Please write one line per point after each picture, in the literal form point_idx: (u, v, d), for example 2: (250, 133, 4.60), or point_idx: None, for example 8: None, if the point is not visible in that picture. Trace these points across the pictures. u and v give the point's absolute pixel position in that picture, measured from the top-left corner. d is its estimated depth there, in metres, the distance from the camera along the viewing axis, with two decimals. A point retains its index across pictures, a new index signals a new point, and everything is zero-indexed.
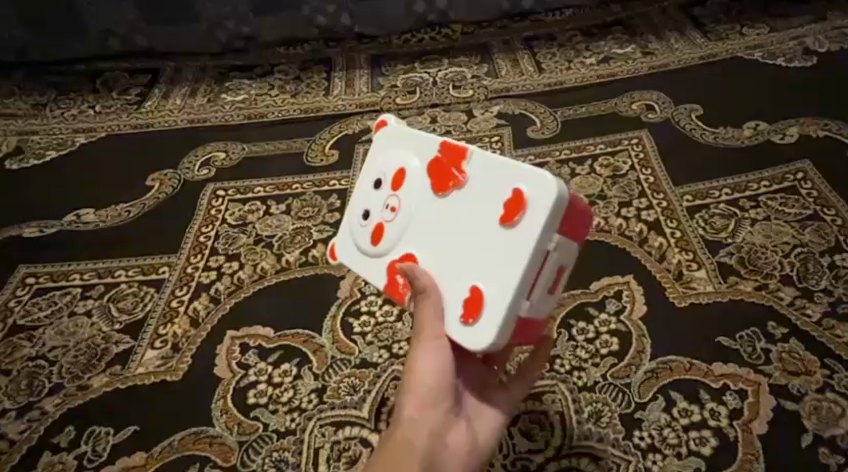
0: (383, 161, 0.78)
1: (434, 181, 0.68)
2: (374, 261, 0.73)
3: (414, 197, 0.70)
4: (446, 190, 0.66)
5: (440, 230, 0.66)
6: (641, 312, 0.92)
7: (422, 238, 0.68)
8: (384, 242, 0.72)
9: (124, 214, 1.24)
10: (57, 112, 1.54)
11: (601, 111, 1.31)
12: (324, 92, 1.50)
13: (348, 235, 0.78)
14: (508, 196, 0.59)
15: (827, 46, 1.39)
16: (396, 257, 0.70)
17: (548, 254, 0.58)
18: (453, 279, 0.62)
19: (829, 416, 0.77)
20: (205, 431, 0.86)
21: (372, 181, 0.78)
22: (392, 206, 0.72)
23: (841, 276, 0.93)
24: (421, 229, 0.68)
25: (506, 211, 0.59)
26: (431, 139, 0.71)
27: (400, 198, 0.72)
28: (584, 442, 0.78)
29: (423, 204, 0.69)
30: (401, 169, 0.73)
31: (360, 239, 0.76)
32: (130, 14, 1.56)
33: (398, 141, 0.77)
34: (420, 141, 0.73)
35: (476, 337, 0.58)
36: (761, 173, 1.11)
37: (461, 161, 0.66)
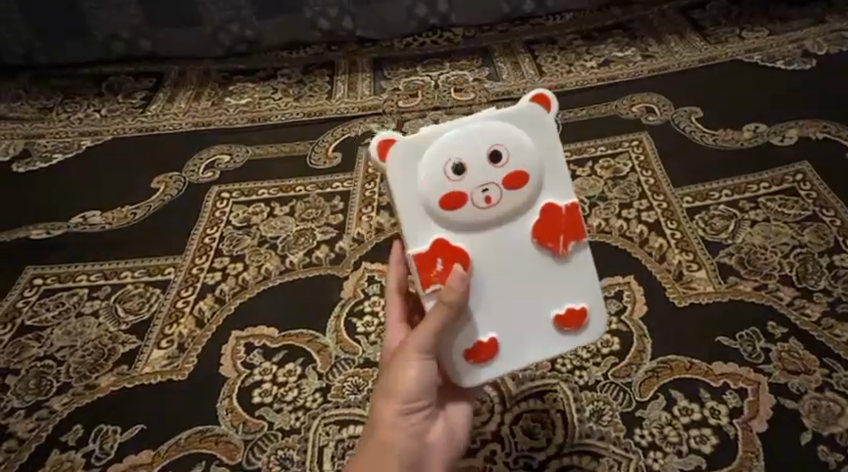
0: (512, 126, 0.61)
1: (538, 220, 0.62)
2: (425, 220, 0.60)
3: (507, 214, 0.61)
4: (543, 243, 0.62)
5: (500, 256, 0.62)
6: (641, 312, 0.93)
7: (489, 247, 0.62)
8: (451, 218, 0.60)
9: (130, 216, 1.25)
10: (63, 116, 1.56)
11: (602, 113, 1.33)
12: (327, 95, 1.52)
13: (418, 163, 0.59)
14: (571, 306, 0.64)
15: (826, 49, 1.40)
16: (449, 241, 0.61)
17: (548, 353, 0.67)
18: (488, 313, 0.62)
19: (828, 414, 0.77)
20: (211, 430, 0.87)
21: (490, 134, 0.60)
22: (488, 199, 0.60)
23: (840, 276, 0.94)
24: (487, 242, 0.62)
25: (566, 316, 0.64)
26: (566, 187, 0.63)
27: (499, 201, 0.60)
28: (586, 440, 0.79)
29: (506, 230, 0.62)
30: (525, 172, 0.60)
31: (432, 177, 0.59)
32: (135, 19, 1.56)
33: (540, 131, 0.61)
34: (557, 172, 0.63)
35: (474, 376, 0.63)
36: (761, 174, 1.12)
37: (573, 237, 0.63)
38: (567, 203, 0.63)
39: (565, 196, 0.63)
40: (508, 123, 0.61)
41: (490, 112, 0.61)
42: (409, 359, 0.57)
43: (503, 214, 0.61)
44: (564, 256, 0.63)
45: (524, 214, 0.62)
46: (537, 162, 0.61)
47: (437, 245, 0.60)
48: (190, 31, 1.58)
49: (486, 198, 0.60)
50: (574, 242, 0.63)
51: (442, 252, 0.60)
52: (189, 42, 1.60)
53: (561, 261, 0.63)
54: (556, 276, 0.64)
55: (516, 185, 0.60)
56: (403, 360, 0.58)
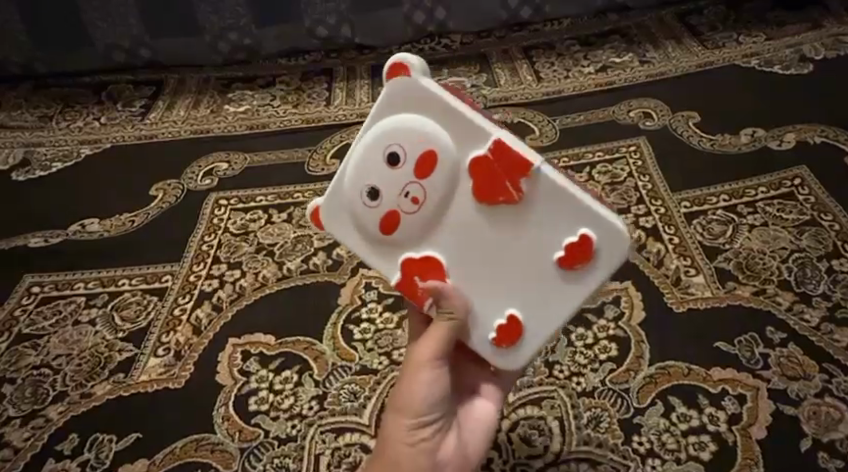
0: (393, 122, 0.57)
1: (476, 184, 0.55)
2: (381, 250, 0.61)
3: (448, 196, 0.57)
4: (495, 203, 0.55)
5: (475, 244, 0.58)
6: (639, 318, 0.92)
7: (459, 241, 0.58)
8: (399, 234, 0.59)
9: (128, 224, 1.25)
10: (62, 124, 1.56)
11: (600, 118, 1.33)
12: (326, 102, 1.52)
13: (344, 207, 0.62)
14: (573, 240, 0.53)
15: (823, 54, 1.40)
16: (415, 256, 0.60)
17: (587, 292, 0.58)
18: (486, 298, 0.59)
19: (828, 421, 0.77)
20: (206, 438, 0.86)
21: (373, 146, 0.57)
22: (413, 197, 0.57)
23: (839, 280, 0.93)
24: (455, 239, 0.58)
25: (572, 257, 0.54)
26: (476, 127, 0.54)
27: (426, 191, 0.57)
28: (584, 447, 0.78)
29: (462, 217, 0.57)
30: (430, 148, 0.55)
31: (363, 220, 0.60)
32: (135, 28, 1.57)
33: (422, 103, 0.56)
34: (458, 114, 0.54)
35: (508, 359, 0.60)
36: (759, 179, 1.12)
37: (518, 175, 0.53)
38: (486, 142, 0.54)
39: (480, 136, 0.54)
40: (387, 120, 0.58)
41: (370, 122, 0.59)
42: (421, 367, 0.55)
43: (447, 197, 0.57)
44: (525, 199, 0.54)
45: (462, 186, 0.56)
46: (434, 129, 0.55)
47: (406, 267, 0.60)
48: (189, 39, 1.59)
49: (411, 200, 0.57)
50: (522, 180, 0.53)
51: (414, 268, 0.60)
52: (189, 50, 1.61)
53: (528, 206, 0.54)
54: (537, 222, 0.54)
55: (430, 167, 0.56)
56: (413, 371, 0.56)
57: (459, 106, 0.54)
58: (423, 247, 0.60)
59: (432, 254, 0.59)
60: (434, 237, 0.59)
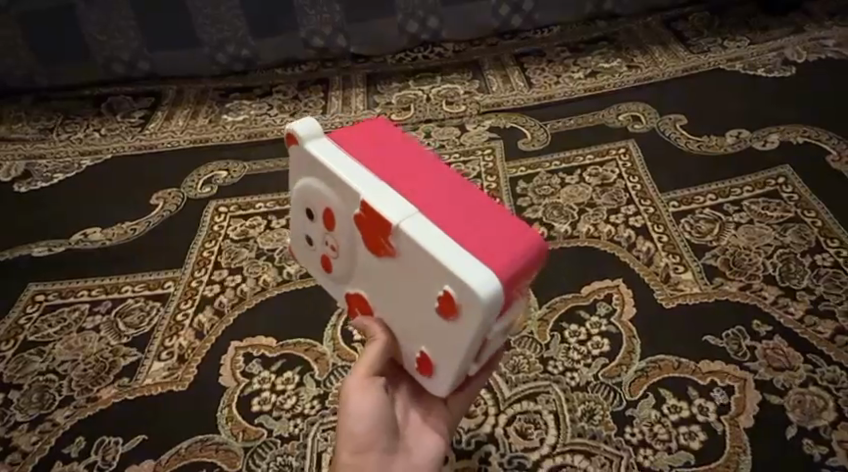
0: (303, 182, 0.67)
1: (366, 238, 0.60)
2: (333, 285, 0.73)
3: (352, 247, 0.64)
4: (382, 254, 0.58)
5: (385, 288, 0.62)
6: (630, 314, 0.95)
7: (374, 285, 0.64)
8: (338, 273, 0.70)
9: (130, 232, 1.27)
10: (63, 135, 1.58)
11: (590, 122, 1.36)
12: (322, 111, 1.55)
13: (301, 250, 0.75)
14: (441, 292, 0.53)
15: (805, 57, 1.44)
16: (353, 293, 0.69)
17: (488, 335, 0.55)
18: (405, 333, 0.63)
19: (812, 409, 0.80)
20: (211, 438, 0.88)
21: (299, 205, 0.69)
22: (333, 245, 0.67)
23: (821, 274, 0.97)
24: (371, 282, 0.64)
25: (443, 306, 0.53)
26: (351, 190, 0.59)
27: (339, 240, 0.65)
28: (578, 439, 0.81)
29: (370, 264, 0.63)
30: (327, 208, 0.64)
31: (316, 261, 0.73)
32: (134, 41, 1.60)
33: (314, 165, 0.64)
34: (337, 177, 0.60)
35: (433, 386, 0.63)
36: (744, 178, 1.15)
37: (386, 233, 0.56)
38: (361, 202, 0.57)
39: (355, 198, 0.58)
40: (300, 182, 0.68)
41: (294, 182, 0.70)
42: (354, 389, 0.62)
43: (353, 245, 0.64)
44: (398, 253, 0.56)
45: (359, 237, 0.62)
46: (326, 191, 0.63)
47: (351, 300, 0.70)
48: (188, 51, 1.62)
49: (334, 247, 0.67)
50: (390, 237, 0.55)
51: (353, 302, 0.70)
52: (187, 62, 1.64)
53: (403, 259, 0.56)
54: (413, 272, 0.56)
55: (332, 223, 0.64)
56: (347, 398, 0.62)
57: (334, 170, 0.60)
58: (353, 286, 0.69)
59: (361, 293, 0.67)
60: (356, 278, 0.67)
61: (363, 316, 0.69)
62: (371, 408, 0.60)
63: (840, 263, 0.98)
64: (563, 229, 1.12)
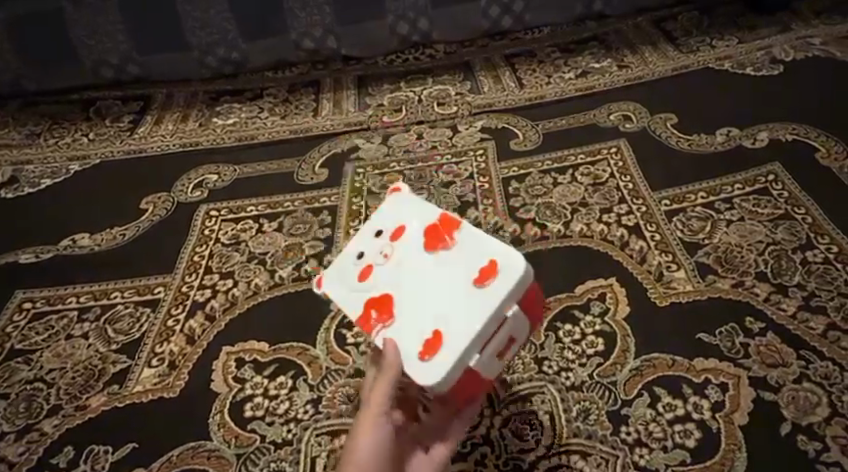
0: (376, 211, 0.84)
1: (426, 238, 0.76)
2: (351, 294, 0.77)
3: (407, 247, 0.76)
4: (435, 248, 0.74)
5: (418, 280, 0.73)
6: (624, 312, 0.95)
7: (408, 279, 0.74)
8: (369, 280, 0.76)
9: (119, 237, 1.26)
10: (50, 141, 1.57)
11: (581, 122, 1.36)
12: (313, 113, 1.54)
13: (333, 266, 0.81)
14: (484, 264, 0.69)
15: (792, 55, 1.45)
16: (374, 292, 0.75)
17: (500, 321, 0.68)
18: (421, 319, 0.69)
19: (806, 405, 0.80)
20: (203, 445, 0.87)
21: (364, 226, 0.83)
22: (383, 252, 0.78)
23: (812, 271, 0.97)
24: (405, 279, 0.74)
25: (482, 275, 0.69)
26: (429, 207, 0.79)
27: (395, 247, 0.77)
28: (574, 439, 0.81)
29: (413, 264, 0.74)
30: (399, 219, 0.80)
31: (346, 273, 0.79)
32: (122, 45, 1.58)
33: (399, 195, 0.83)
34: (421, 201, 0.81)
35: (429, 372, 0.65)
36: (735, 176, 1.16)
37: (453, 230, 0.74)
38: (438, 213, 0.77)
39: (431, 210, 0.78)
40: (373, 214, 0.84)
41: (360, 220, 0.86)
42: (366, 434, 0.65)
43: (405, 248, 0.76)
44: (456, 244, 0.73)
45: (415, 239, 0.77)
46: (403, 208, 0.81)
47: (367, 300, 0.75)
48: (176, 54, 1.60)
49: (382, 254, 0.78)
50: (456, 231, 0.74)
51: (371, 301, 0.74)
52: (176, 65, 1.63)
53: (458, 249, 0.73)
54: (463, 257, 0.72)
55: (400, 235, 0.78)
56: (357, 438, 0.66)
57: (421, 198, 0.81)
58: (379, 288, 0.75)
59: (387, 291, 0.74)
60: (388, 280, 0.75)
61: (382, 316, 0.72)
62: (379, 454, 0.65)
63: (831, 259, 0.99)
64: (556, 229, 1.12)
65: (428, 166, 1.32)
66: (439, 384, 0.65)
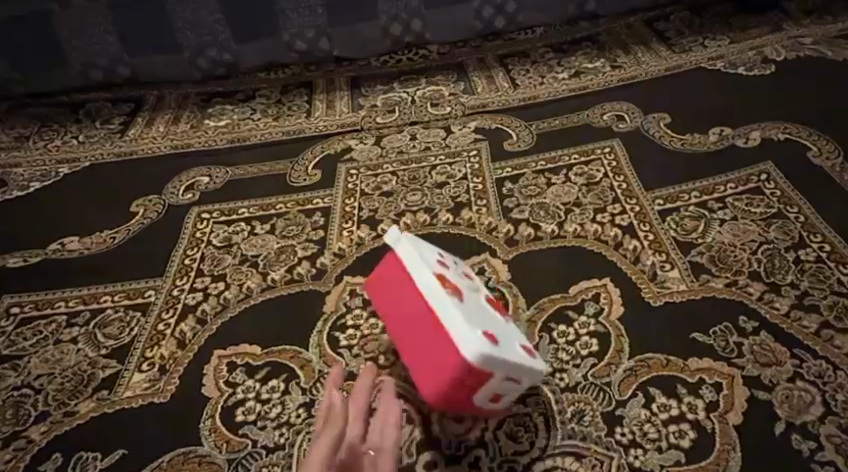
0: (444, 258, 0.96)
1: (483, 299, 0.88)
2: (427, 264, 0.84)
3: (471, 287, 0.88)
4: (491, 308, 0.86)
5: (479, 308, 0.82)
6: (618, 313, 0.95)
7: (472, 300, 0.84)
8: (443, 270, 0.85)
9: (109, 241, 1.25)
10: (40, 144, 1.55)
11: (574, 122, 1.36)
12: (306, 114, 1.53)
13: (414, 240, 0.89)
14: (524, 342, 0.81)
15: (784, 55, 1.45)
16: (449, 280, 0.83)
17: (520, 379, 0.77)
18: (483, 323, 0.78)
19: (800, 403, 0.80)
20: (195, 450, 0.87)
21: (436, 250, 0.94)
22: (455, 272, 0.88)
23: (806, 269, 0.97)
24: (469, 297, 0.83)
25: (526, 345, 0.80)
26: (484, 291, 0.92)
27: (462, 279, 0.88)
28: (569, 441, 0.81)
29: (474, 298, 0.85)
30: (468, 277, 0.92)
31: (427, 253, 0.87)
32: (112, 46, 1.57)
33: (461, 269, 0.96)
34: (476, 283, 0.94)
35: (490, 349, 0.71)
36: (728, 175, 1.16)
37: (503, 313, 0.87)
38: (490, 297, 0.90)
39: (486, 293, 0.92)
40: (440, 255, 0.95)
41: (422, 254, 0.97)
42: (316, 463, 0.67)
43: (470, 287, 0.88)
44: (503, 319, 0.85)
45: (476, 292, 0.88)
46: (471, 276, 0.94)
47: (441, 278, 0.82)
48: (168, 56, 1.59)
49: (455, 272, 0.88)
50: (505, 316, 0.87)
51: (447, 281, 0.82)
52: (168, 67, 1.62)
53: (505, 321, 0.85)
54: (508, 326, 0.84)
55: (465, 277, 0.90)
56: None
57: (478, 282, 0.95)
58: (454, 282, 0.84)
59: (459, 289, 0.83)
60: (461, 285, 0.84)
61: (455, 295, 0.80)
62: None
63: (824, 257, 0.99)
64: (550, 229, 1.11)
65: (421, 167, 1.31)
66: (483, 360, 0.70)
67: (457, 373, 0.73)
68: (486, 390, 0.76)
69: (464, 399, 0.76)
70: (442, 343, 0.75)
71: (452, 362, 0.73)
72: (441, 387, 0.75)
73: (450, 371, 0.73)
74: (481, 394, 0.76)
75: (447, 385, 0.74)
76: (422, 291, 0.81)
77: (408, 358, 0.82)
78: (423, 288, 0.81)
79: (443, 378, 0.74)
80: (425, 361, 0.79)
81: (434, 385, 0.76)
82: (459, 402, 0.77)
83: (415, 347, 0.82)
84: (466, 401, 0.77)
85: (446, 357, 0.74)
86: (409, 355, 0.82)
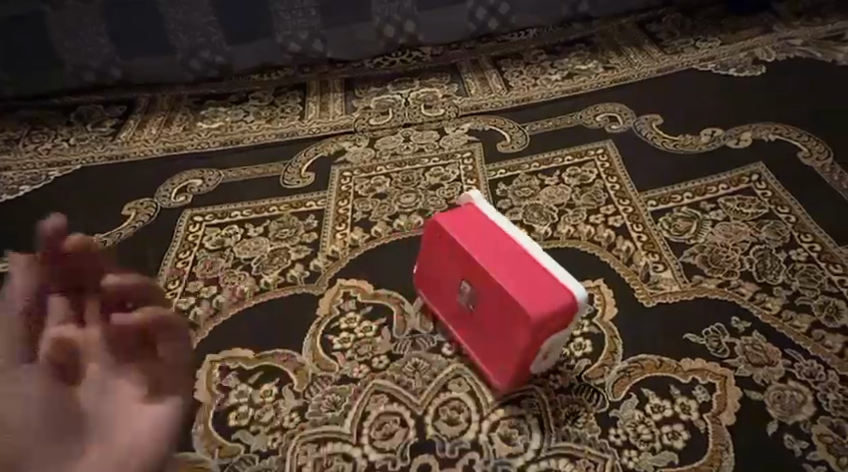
0: None
1: None
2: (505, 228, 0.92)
3: None
4: None
5: None
6: (612, 314, 0.95)
7: None
8: None
9: (100, 244, 1.24)
10: (29, 147, 1.54)
11: (567, 123, 1.36)
12: (300, 116, 1.53)
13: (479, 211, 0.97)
14: None
15: (774, 56, 1.46)
16: None
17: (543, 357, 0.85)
18: None
19: (791, 403, 0.81)
20: (185, 456, 0.85)
21: None
22: None
23: (797, 269, 0.98)
24: None
25: None
26: None
27: None
28: (563, 443, 0.81)
29: None
30: None
31: None
32: (103, 49, 1.56)
33: None
34: None
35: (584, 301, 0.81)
36: (720, 176, 1.16)
37: None
38: None
39: None
40: None
41: None
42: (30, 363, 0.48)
43: None
44: None
45: None
46: None
47: None
48: (159, 58, 1.59)
49: None
50: None
51: None
52: (160, 69, 1.61)
53: None
54: None
55: None
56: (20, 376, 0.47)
57: None
58: None
59: None
60: None
61: None
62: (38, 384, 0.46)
63: (814, 257, 0.99)
64: (543, 231, 1.12)
65: (415, 169, 1.31)
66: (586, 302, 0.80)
67: (564, 304, 0.79)
68: (550, 341, 0.82)
69: (540, 336, 0.80)
70: (544, 277, 0.81)
71: (561, 292, 0.79)
72: (545, 307, 0.78)
73: (556, 297, 0.79)
74: (546, 342, 0.82)
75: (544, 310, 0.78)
76: (512, 234, 0.88)
77: (494, 275, 0.82)
78: (515, 232, 0.88)
79: (550, 301, 0.79)
80: (522, 282, 0.81)
81: (538, 303, 0.78)
82: (537, 334, 0.79)
83: (502, 269, 0.83)
84: (537, 339, 0.80)
85: (553, 288, 0.80)
86: (496, 272, 0.83)
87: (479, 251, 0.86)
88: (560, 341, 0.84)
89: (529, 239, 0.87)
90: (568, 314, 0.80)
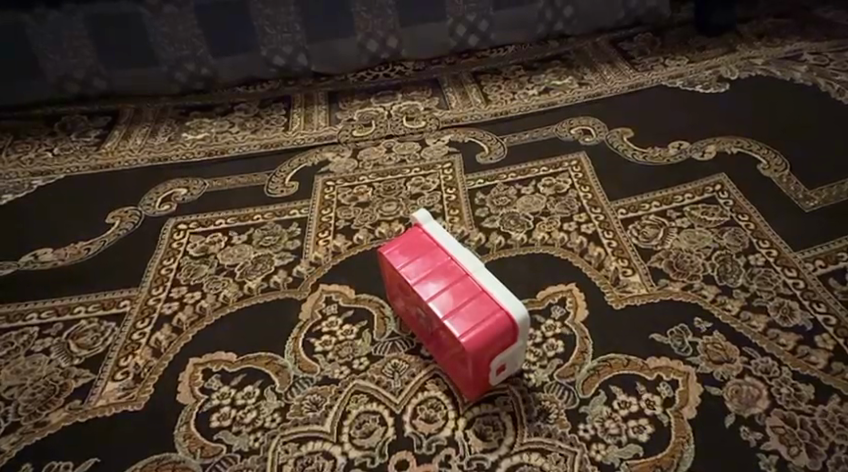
0: None
1: None
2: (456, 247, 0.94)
3: None
4: None
5: None
6: (583, 316, 0.99)
7: None
8: None
9: (83, 252, 1.26)
10: (12, 156, 1.54)
11: (543, 136, 1.42)
12: (284, 128, 1.56)
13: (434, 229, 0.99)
14: None
15: (738, 74, 1.54)
16: None
17: (504, 367, 0.88)
18: None
19: (748, 397, 0.86)
20: (168, 457, 0.90)
21: None
22: None
23: (755, 273, 1.03)
24: None
25: None
26: None
27: None
28: (535, 438, 0.86)
29: None
30: None
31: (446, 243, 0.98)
32: (88, 60, 1.59)
33: None
34: None
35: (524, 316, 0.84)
36: (685, 186, 1.22)
37: None
38: None
39: None
40: None
41: None
42: None
43: None
44: None
45: None
46: None
47: None
48: (145, 69, 1.62)
49: None
50: None
51: None
52: (144, 79, 1.64)
53: None
54: None
55: None
56: None
57: None
58: None
59: None
60: None
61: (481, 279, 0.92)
62: None
63: (771, 261, 1.05)
64: (519, 238, 1.16)
65: (396, 179, 1.35)
66: (524, 318, 0.83)
67: (501, 327, 0.82)
68: (499, 359, 0.86)
69: (485, 355, 0.83)
70: (483, 302, 0.84)
71: (500, 315, 0.82)
72: (478, 335, 0.81)
73: (492, 323, 0.82)
74: (496, 359, 0.85)
75: (479, 336, 0.81)
76: (458, 258, 0.90)
77: (435, 305, 0.85)
78: (459, 256, 0.91)
79: (485, 327, 0.82)
80: (458, 311, 0.84)
81: (475, 329, 0.81)
82: (481, 355, 0.83)
83: (445, 297, 0.86)
84: (484, 359, 0.84)
85: (492, 311, 0.83)
86: (438, 301, 0.86)
87: (423, 280, 0.89)
88: (514, 354, 0.87)
89: (474, 262, 0.90)
90: (509, 333, 0.83)
